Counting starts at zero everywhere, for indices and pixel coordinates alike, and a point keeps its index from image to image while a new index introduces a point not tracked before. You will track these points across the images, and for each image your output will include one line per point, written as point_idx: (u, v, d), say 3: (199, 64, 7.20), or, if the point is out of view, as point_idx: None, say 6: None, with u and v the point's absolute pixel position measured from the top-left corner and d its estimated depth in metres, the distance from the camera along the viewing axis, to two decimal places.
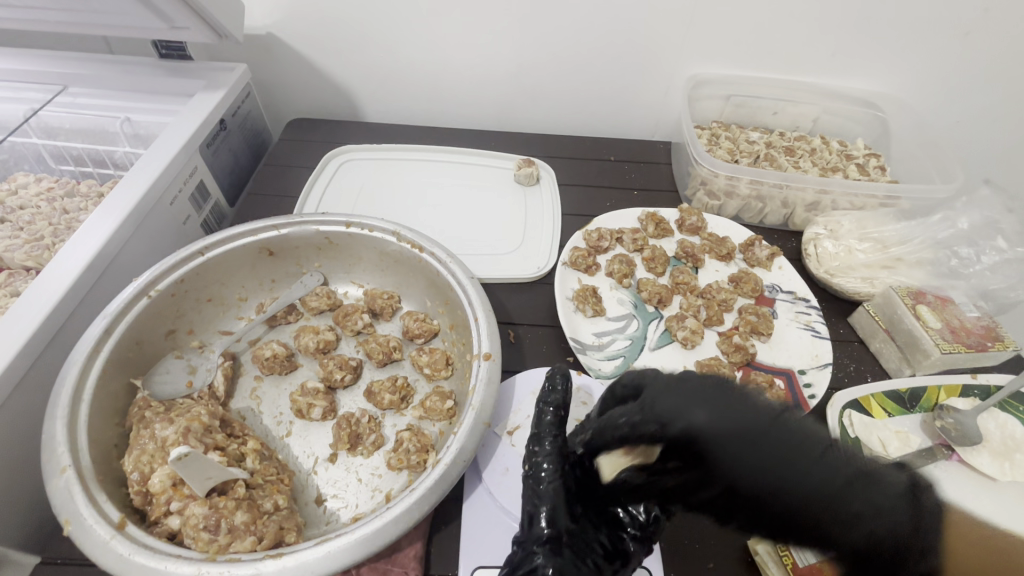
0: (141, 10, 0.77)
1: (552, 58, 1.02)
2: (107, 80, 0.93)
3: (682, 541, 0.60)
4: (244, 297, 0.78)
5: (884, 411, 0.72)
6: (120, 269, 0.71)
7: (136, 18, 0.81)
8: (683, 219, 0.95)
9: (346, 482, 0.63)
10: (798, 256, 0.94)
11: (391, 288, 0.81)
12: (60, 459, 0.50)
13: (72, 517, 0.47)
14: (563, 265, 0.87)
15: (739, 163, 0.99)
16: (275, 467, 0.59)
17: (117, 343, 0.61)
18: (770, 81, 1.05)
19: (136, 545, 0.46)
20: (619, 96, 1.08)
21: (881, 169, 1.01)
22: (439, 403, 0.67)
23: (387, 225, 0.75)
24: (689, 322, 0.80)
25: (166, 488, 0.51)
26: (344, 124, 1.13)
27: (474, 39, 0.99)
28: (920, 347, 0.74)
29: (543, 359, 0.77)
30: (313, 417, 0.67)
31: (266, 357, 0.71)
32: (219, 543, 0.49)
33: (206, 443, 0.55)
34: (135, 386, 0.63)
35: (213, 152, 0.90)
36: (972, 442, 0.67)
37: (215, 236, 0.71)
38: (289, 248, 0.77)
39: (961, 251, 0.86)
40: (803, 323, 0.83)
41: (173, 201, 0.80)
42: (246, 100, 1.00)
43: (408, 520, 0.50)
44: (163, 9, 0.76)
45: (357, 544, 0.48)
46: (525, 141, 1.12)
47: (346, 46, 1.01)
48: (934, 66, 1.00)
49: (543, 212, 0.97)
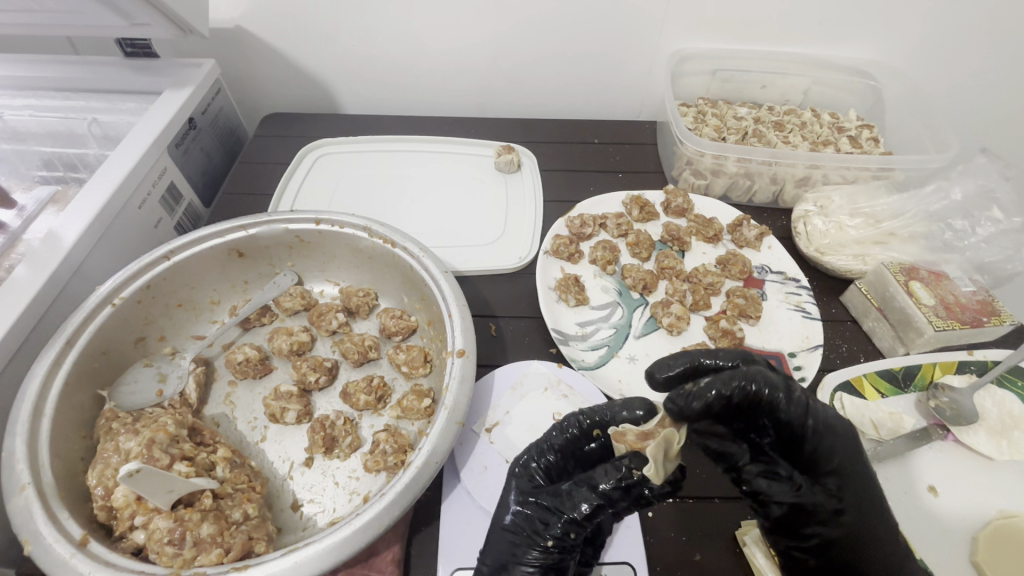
0: (96, 8, 0.74)
1: (529, 39, 0.98)
2: (73, 82, 0.90)
3: (671, 535, 0.58)
4: (216, 301, 0.76)
5: (878, 393, 0.69)
6: (88, 278, 0.69)
7: (94, 17, 0.77)
8: (669, 201, 0.92)
9: (322, 486, 0.61)
10: (788, 235, 0.91)
11: (367, 285, 0.80)
12: (19, 477, 0.48)
13: (32, 536, 0.46)
14: (545, 254, 0.84)
15: (726, 141, 0.95)
16: (246, 475, 0.58)
17: (82, 354, 0.59)
18: (758, 54, 1.01)
19: (98, 563, 0.45)
20: (601, 76, 1.05)
21: (874, 140, 0.98)
22: (416, 402, 0.65)
23: (357, 220, 0.72)
24: (674, 308, 0.78)
25: (129, 503, 0.50)
26: (320, 118, 1.11)
27: (447, 23, 0.95)
28: (914, 325, 0.72)
29: (525, 352, 0.75)
30: (288, 421, 0.65)
31: (239, 361, 0.69)
32: (184, 557, 0.48)
33: (172, 454, 0.54)
34: (102, 397, 0.62)
35: (183, 152, 0.88)
36: (969, 422, 0.65)
37: (182, 239, 0.69)
38: (259, 248, 0.75)
39: (955, 223, 0.83)
40: (794, 304, 0.81)
41: (142, 204, 0.78)
42: (216, 97, 0.97)
43: (379, 526, 0.48)
44: (120, 6, 0.74)
45: (325, 554, 0.46)
46: (506, 127, 1.09)
47: (317, 38, 0.98)
48: (930, 31, 0.96)
49: (525, 200, 0.95)
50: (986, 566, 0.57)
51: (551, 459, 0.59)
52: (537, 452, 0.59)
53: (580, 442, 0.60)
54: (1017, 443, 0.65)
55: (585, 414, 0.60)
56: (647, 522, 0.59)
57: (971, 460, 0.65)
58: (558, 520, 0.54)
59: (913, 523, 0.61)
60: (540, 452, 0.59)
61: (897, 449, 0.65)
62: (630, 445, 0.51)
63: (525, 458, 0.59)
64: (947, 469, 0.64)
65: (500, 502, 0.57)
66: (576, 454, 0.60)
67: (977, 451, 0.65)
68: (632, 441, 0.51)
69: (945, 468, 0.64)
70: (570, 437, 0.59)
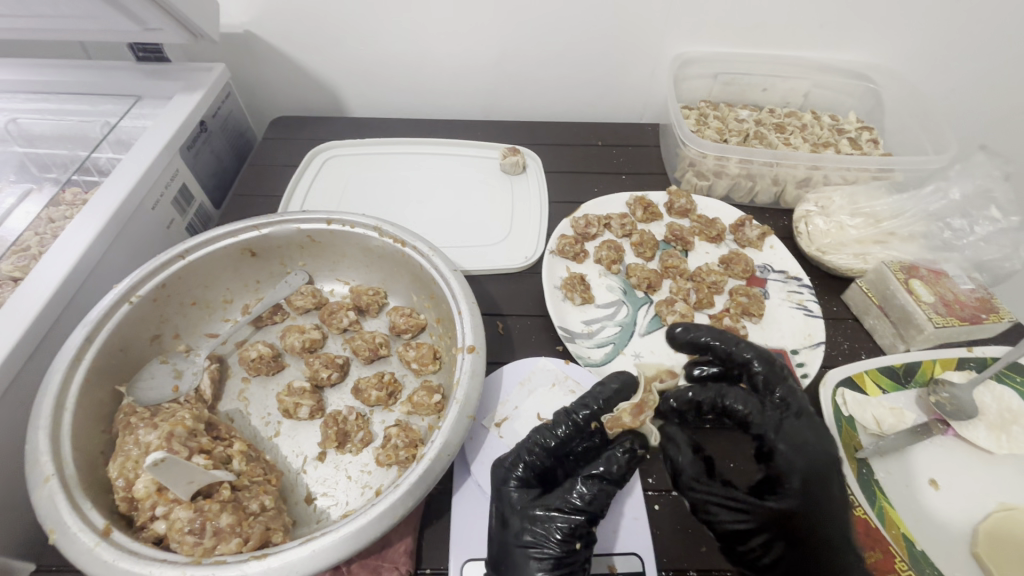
0: (112, 13, 0.76)
1: (533, 43, 1.00)
2: (84, 86, 0.91)
3: (677, 527, 0.59)
4: (229, 300, 0.78)
5: (879, 388, 0.71)
6: (105, 276, 0.71)
7: (109, 22, 0.79)
8: (671, 202, 0.94)
9: (335, 480, 0.63)
10: (790, 234, 0.93)
11: (377, 284, 0.81)
12: (43, 469, 0.50)
13: (57, 526, 0.47)
14: (551, 254, 0.86)
15: (728, 143, 0.97)
16: (262, 467, 0.59)
17: (101, 350, 0.61)
18: (758, 57, 1.03)
19: (121, 551, 0.46)
20: (605, 79, 1.06)
21: (874, 142, 0.99)
22: (426, 397, 0.66)
23: (367, 220, 0.74)
24: (679, 306, 0.79)
25: (150, 493, 0.52)
26: (327, 120, 1.12)
27: (453, 28, 0.97)
28: (914, 322, 0.73)
29: (532, 349, 0.76)
30: (301, 416, 0.67)
31: (252, 358, 0.71)
32: (204, 546, 0.50)
33: (190, 447, 0.55)
34: (120, 393, 0.63)
35: (194, 154, 0.89)
36: (967, 417, 0.67)
37: (196, 239, 0.71)
38: (271, 247, 0.76)
39: (954, 222, 0.84)
40: (796, 302, 0.82)
41: (155, 205, 0.79)
42: (226, 101, 0.98)
43: (394, 516, 0.49)
44: (136, 12, 0.75)
45: (343, 542, 0.47)
46: (511, 129, 1.11)
47: (325, 42, 1.00)
48: (927, 35, 0.97)
49: (530, 201, 0.96)
50: (987, 558, 0.58)
51: (541, 463, 0.60)
52: (519, 463, 0.60)
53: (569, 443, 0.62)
54: (1016, 437, 0.66)
55: (579, 408, 0.63)
56: (654, 515, 0.61)
57: (970, 454, 0.66)
58: (579, 516, 0.56)
59: (916, 517, 0.62)
60: (527, 450, 0.61)
61: (900, 443, 0.65)
62: (626, 425, 0.59)
63: (509, 469, 0.60)
64: (948, 463, 0.66)
65: (507, 520, 0.57)
66: (565, 452, 0.62)
67: (977, 445, 0.66)
68: (629, 421, 0.59)
69: (947, 463, 0.66)
70: (562, 438, 0.61)
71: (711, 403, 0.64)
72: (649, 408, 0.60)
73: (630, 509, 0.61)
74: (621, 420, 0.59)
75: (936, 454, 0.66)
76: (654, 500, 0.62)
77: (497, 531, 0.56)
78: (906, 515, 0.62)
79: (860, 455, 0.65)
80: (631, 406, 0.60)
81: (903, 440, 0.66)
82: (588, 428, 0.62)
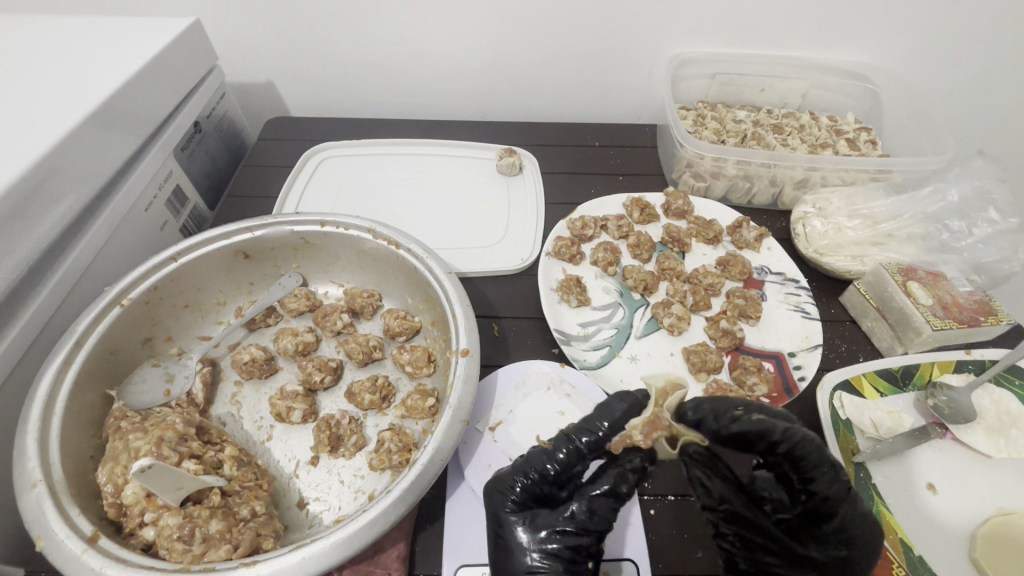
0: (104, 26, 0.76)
1: (529, 43, 0.99)
2: None
3: (670, 532, 0.59)
4: (222, 302, 0.77)
5: (877, 391, 0.70)
6: (99, 277, 0.70)
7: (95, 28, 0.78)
8: (669, 203, 0.93)
9: (328, 485, 0.62)
10: (788, 236, 0.92)
11: (371, 286, 0.80)
12: (30, 475, 0.49)
13: (43, 532, 0.47)
14: (547, 256, 0.85)
15: (725, 144, 0.96)
16: (253, 473, 0.59)
17: (90, 354, 0.60)
18: (756, 57, 1.02)
19: (108, 559, 0.46)
20: (602, 79, 1.06)
21: (872, 143, 0.99)
22: (420, 401, 0.66)
23: (361, 222, 0.73)
24: (675, 308, 0.79)
25: (139, 500, 0.51)
26: (323, 121, 1.11)
27: (449, 28, 0.96)
28: (912, 324, 0.73)
29: (527, 352, 0.76)
30: (294, 420, 0.66)
31: (245, 361, 0.70)
32: (193, 553, 0.49)
33: (180, 452, 0.55)
34: (111, 397, 0.63)
35: (188, 155, 0.89)
36: (966, 420, 0.66)
37: (188, 241, 0.70)
38: (264, 250, 0.76)
39: (952, 224, 0.84)
40: (793, 304, 0.81)
41: (148, 207, 0.78)
42: (220, 102, 0.97)
43: (385, 523, 0.48)
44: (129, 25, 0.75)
45: (333, 548, 0.46)
46: (508, 130, 1.10)
47: (320, 43, 0.99)
48: (926, 34, 0.97)
49: (527, 202, 0.96)
50: (985, 563, 0.58)
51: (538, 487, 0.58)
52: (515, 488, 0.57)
53: (571, 466, 0.59)
54: (1015, 441, 0.66)
55: (581, 435, 0.59)
56: (649, 519, 0.60)
57: (968, 457, 0.66)
58: (587, 536, 0.54)
59: (914, 521, 0.61)
60: (524, 473, 0.58)
61: (896, 448, 0.65)
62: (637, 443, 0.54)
63: (503, 494, 0.57)
64: (946, 467, 0.65)
65: (510, 547, 0.54)
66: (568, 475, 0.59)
67: (974, 449, 0.66)
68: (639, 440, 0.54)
69: (944, 466, 0.65)
70: (562, 463, 0.58)
71: (766, 446, 0.54)
72: (662, 424, 0.55)
73: (626, 514, 0.60)
74: (633, 440, 0.54)
75: (934, 459, 0.66)
76: (650, 505, 0.61)
77: (500, 557, 0.54)
78: (904, 519, 0.62)
79: (858, 459, 0.65)
80: (642, 423, 0.55)
81: (898, 445, 0.65)
82: (591, 455, 0.59)
